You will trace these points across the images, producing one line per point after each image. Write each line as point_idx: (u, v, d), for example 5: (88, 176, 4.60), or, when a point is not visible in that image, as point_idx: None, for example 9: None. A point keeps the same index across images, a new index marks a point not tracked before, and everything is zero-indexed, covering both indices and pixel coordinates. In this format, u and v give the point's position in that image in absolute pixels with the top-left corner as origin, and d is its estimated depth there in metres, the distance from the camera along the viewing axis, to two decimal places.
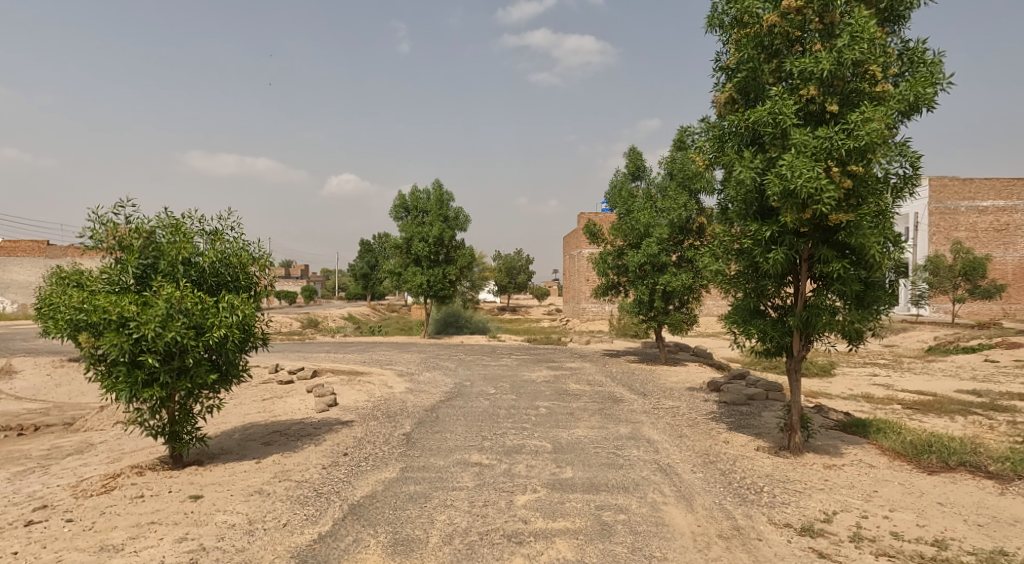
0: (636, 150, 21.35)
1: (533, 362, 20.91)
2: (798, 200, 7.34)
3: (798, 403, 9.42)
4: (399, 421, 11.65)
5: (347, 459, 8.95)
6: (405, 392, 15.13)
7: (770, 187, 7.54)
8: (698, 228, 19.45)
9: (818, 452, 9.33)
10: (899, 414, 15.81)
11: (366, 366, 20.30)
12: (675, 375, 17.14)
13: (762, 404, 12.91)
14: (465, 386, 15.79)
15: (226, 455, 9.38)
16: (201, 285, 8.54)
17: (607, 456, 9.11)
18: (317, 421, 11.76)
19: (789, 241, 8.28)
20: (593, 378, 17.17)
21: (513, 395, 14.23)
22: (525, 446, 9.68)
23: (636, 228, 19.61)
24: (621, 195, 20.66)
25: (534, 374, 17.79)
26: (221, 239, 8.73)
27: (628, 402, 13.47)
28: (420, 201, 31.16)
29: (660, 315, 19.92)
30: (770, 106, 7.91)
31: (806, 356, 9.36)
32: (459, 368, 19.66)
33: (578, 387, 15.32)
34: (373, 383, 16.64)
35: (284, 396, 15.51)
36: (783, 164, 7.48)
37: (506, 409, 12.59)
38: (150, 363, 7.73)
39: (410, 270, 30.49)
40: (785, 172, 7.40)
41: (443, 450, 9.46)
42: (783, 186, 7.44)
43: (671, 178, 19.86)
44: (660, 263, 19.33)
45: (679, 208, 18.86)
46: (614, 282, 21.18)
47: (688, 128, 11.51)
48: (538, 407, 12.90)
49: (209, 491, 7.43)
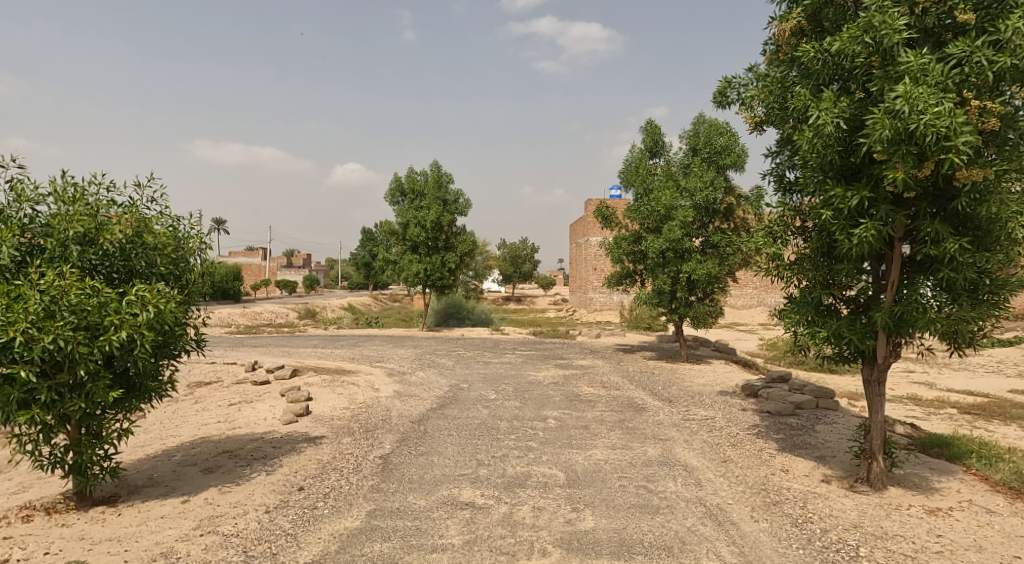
0: (655, 124, 19.15)
1: (539, 359, 18.87)
2: (918, 146, 5.19)
3: (879, 424, 7.33)
4: (378, 438, 9.60)
5: (301, 498, 6.93)
6: (391, 397, 13.13)
7: (874, 130, 5.36)
8: (727, 210, 17.46)
9: (905, 485, 7.26)
10: (962, 422, 13.68)
11: (354, 364, 18.31)
12: (702, 376, 15.09)
13: (813, 415, 10.85)
14: (461, 390, 13.75)
15: (150, 489, 7.38)
16: (104, 273, 6.50)
17: (637, 493, 7.09)
18: (280, 436, 9.76)
19: (884, 213, 6.02)
20: (608, 379, 15.10)
21: (516, 401, 12.19)
22: (530, 478, 7.62)
23: (655, 210, 17.46)
24: (638, 172, 18.48)
25: (541, 374, 15.73)
26: (136, 211, 6.73)
27: (652, 411, 11.42)
28: (417, 183, 29.11)
29: (682, 307, 17.84)
30: (867, 20, 5.76)
31: (892, 364, 7.22)
32: (456, 366, 17.66)
33: (591, 392, 13.29)
34: (357, 385, 14.66)
35: (254, 400, 13.56)
36: (894, 97, 5.33)
37: (508, 422, 10.56)
38: (23, 376, 5.71)
39: (407, 258, 28.47)
40: (895, 107, 5.25)
41: (424, 483, 7.41)
42: (894, 127, 5.26)
43: (695, 153, 17.79)
44: (683, 249, 17.18)
45: (708, 187, 16.81)
46: (630, 271, 19.12)
47: (730, 78, 9.27)
48: (546, 418, 10.86)
49: (98, 556, 5.45)
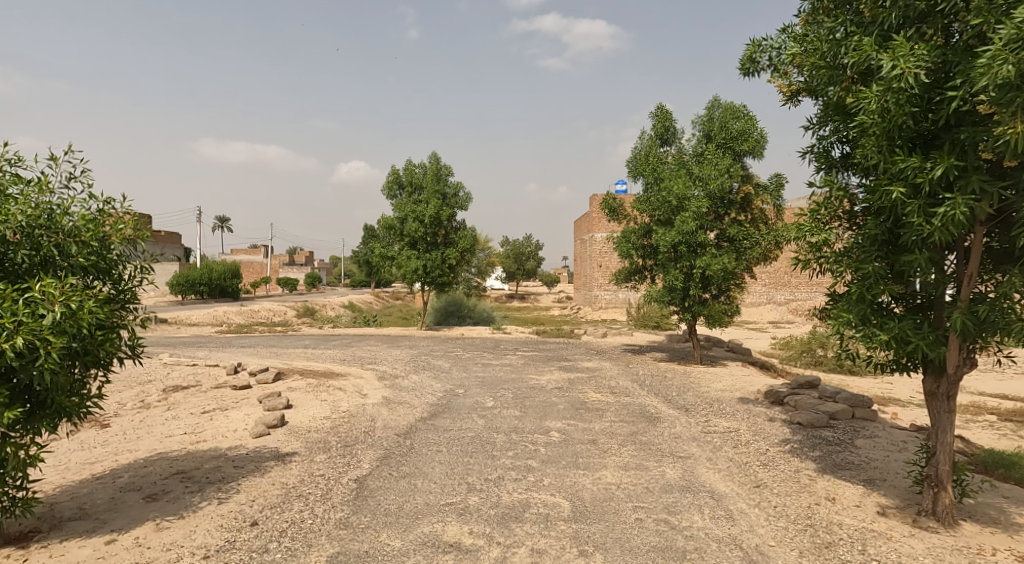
0: (666, 109, 17.92)
1: (542, 361, 17.66)
2: None
3: (946, 445, 6.10)
4: (356, 455, 8.41)
5: (252, 537, 5.76)
6: (379, 404, 11.97)
7: (990, 69, 4.40)
8: (743, 200, 16.26)
9: (980, 521, 6.02)
10: (1008, 431, 12.40)
11: (345, 366, 17.15)
12: (719, 380, 13.85)
13: (849, 426, 9.61)
14: (456, 396, 12.57)
15: (77, 523, 6.21)
16: (3, 264, 5.37)
17: (657, 531, 5.89)
18: (245, 453, 8.57)
19: (977, 186, 4.83)
20: (617, 384, 13.89)
21: (516, 410, 10.99)
22: (527, 509, 6.42)
23: (666, 201, 16.22)
24: (648, 160, 17.23)
25: (543, 378, 14.54)
26: (46, 190, 5.59)
27: (668, 422, 10.20)
28: (415, 176, 27.92)
29: (696, 305, 16.58)
30: None
31: (966, 375, 5.97)
32: (453, 368, 16.47)
33: (599, 398, 12.09)
34: (344, 391, 13.48)
35: (229, 407, 12.39)
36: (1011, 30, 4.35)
37: (506, 435, 9.37)
38: None
39: (404, 254, 27.29)
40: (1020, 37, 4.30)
41: (402, 516, 6.23)
42: (1016, 67, 4.32)
43: (708, 140, 16.57)
44: (697, 242, 15.89)
45: (725, 175, 15.56)
46: (639, 267, 17.90)
47: (760, 41, 8.07)
48: (548, 430, 9.64)
49: None
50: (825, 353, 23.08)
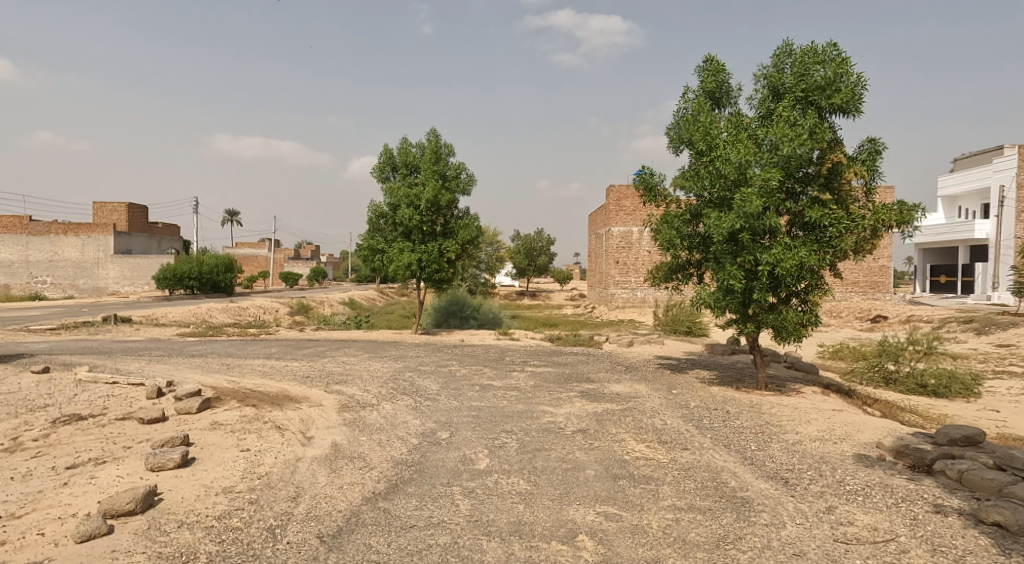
0: (718, 61, 13.94)
1: (559, 381, 13.71)
2: None
3: None
4: None
5: None
6: (320, 460, 8.09)
7: None
8: (828, 174, 12.33)
9: None
10: None
11: (303, 387, 13.24)
12: (808, 422, 9.85)
13: None
14: (434, 445, 8.70)
15: None
16: None
17: None
18: None
19: None
20: (664, 424, 9.91)
21: (521, 481, 7.09)
22: None
23: (722, 174, 12.28)
24: (697, 123, 13.28)
25: (559, 413, 10.64)
26: None
27: (771, 513, 6.22)
28: (410, 155, 23.91)
29: (762, 312, 12.73)
30: None
31: None
32: (440, 393, 12.57)
33: (644, 455, 8.12)
34: (282, 432, 9.59)
35: (108, 461, 8.50)
36: None
37: (502, 546, 5.49)
38: None
39: (397, 246, 23.42)
40: None
41: None
42: None
43: (780, 96, 12.66)
44: (764, 227, 11.94)
45: (804, 137, 11.62)
46: (683, 262, 14.02)
47: None
48: (574, 534, 5.73)
49: None
50: (896, 369, 19.08)
